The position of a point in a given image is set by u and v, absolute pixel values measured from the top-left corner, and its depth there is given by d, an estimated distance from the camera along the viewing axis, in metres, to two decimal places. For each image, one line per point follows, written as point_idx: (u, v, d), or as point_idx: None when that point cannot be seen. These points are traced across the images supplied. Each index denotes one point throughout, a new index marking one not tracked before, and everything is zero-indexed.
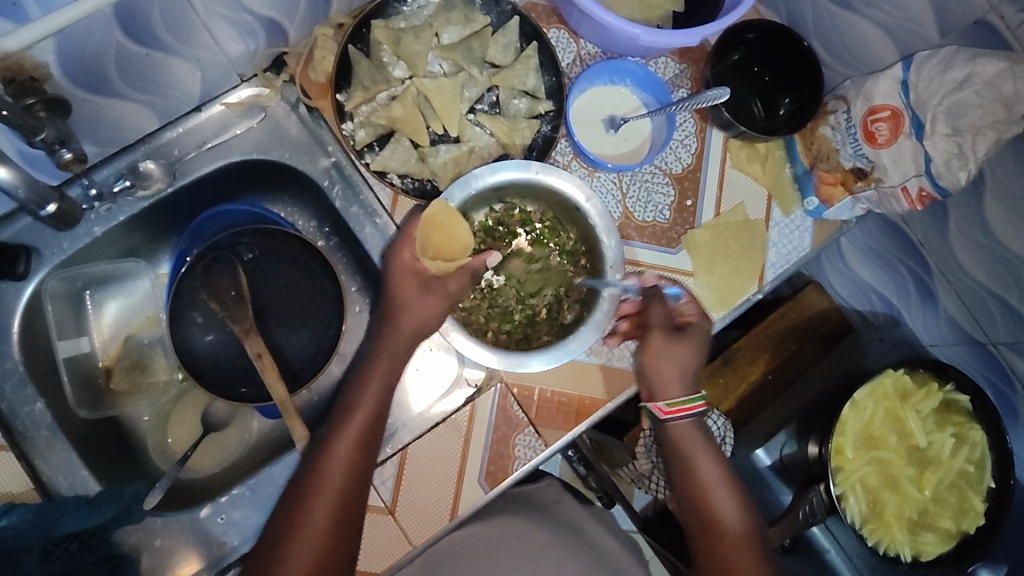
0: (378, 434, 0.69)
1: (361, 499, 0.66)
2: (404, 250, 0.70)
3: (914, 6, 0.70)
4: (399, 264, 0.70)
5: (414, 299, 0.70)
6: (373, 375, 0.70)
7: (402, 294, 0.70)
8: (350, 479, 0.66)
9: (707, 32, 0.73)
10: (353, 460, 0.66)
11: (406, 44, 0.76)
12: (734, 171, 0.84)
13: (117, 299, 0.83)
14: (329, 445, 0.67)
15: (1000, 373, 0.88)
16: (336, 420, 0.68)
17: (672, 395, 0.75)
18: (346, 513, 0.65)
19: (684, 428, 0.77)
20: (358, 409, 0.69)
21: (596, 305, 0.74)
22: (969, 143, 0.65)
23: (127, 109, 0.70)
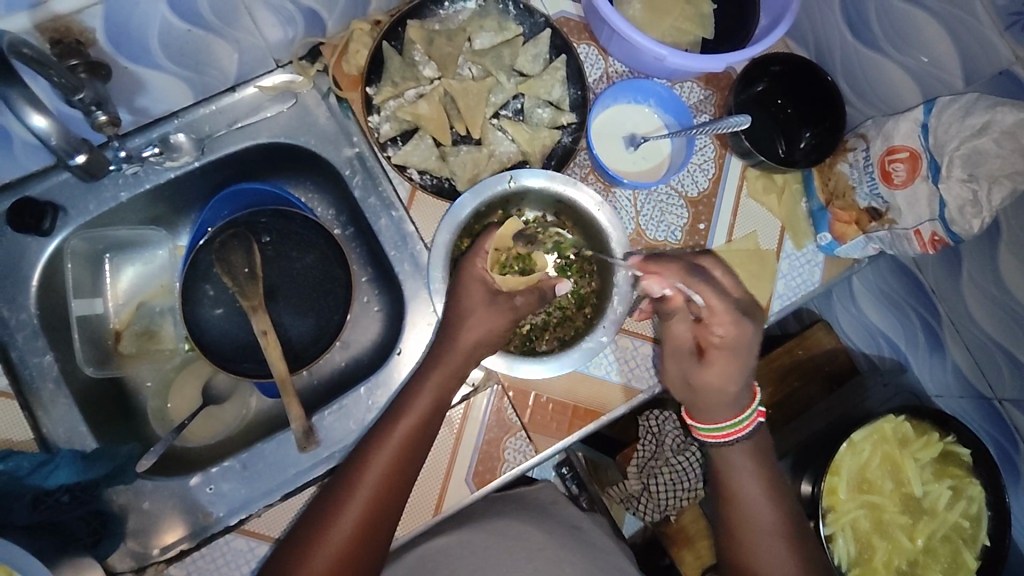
0: (430, 437, 0.69)
1: (399, 498, 0.66)
2: (476, 261, 0.73)
3: (940, 51, 0.70)
4: (469, 271, 0.72)
5: (479, 306, 0.72)
6: (432, 380, 0.70)
7: (469, 300, 0.72)
8: (395, 476, 0.66)
9: (733, 59, 0.74)
10: (401, 458, 0.67)
11: (438, 45, 0.79)
12: (749, 200, 0.84)
13: (134, 265, 0.85)
14: (380, 440, 0.67)
15: (1004, 431, 0.86)
16: (391, 415, 0.69)
17: (719, 418, 0.75)
18: (392, 494, 0.66)
19: (733, 454, 0.75)
20: (422, 396, 0.70)
21: (571, 348, 0.76)
22: (984, 190, 0.65)
23: (163, 82, 0.72)
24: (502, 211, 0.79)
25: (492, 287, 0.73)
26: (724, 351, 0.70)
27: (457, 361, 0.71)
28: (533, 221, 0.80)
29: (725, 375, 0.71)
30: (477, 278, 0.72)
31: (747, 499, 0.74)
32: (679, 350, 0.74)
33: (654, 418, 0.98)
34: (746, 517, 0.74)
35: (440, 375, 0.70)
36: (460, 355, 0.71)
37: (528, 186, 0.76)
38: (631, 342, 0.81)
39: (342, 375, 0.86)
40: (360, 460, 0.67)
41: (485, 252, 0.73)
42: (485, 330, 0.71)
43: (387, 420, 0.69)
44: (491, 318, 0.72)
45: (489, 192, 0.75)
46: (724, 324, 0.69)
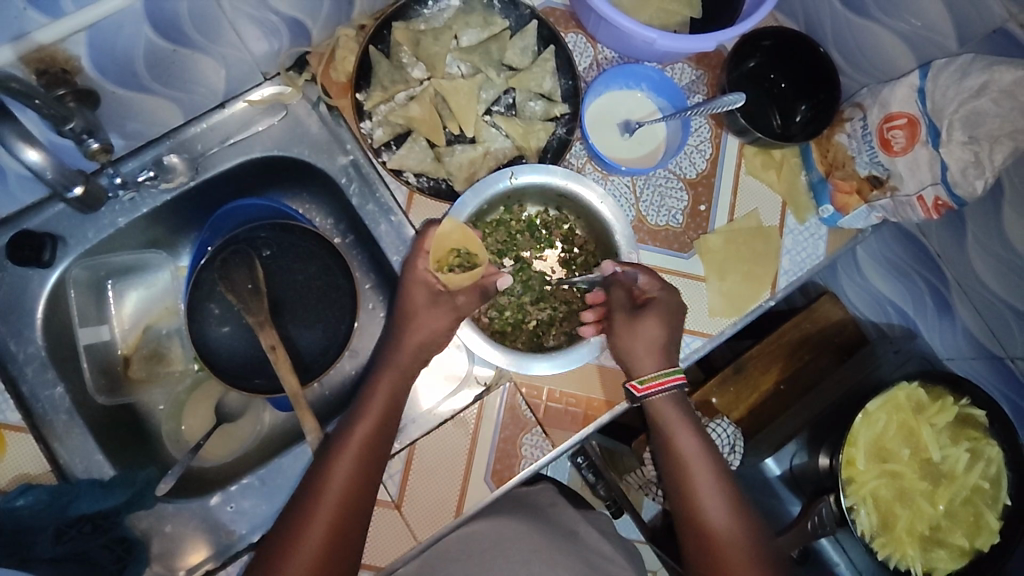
0: (388, 440, 0.69)
1: (366, 501, 0.65)
2: (417, 263, 0.72)
3: (932, 14, 0.70)
4: (414, 274, 0.72)
5: (422, 308, 0.72)
6: (385, 383, 0.71)
7: (411, 303, 0.72)
8: (357, 481, 0.65)
9: (724, 36, 0.73)
10: (362, 463, 0.66)
11: (425, 45, 0.78)
12: (749, 178, 0.84)
13: (138, 289, 0.85)
14: (338, 447, 0.66)
15: (1019, 389, 0.87)
16: (347, 422, 0.69)
17: (647, 369, 0.73)
18: (357, 498, 0.65)
19: (662, 406, 0.73)
20: (375, 396, 0.70)
21: (581, 344, 0.74)
22: (986, 151, 0.64)
23: (152, 104, 0.72)
24: (505, 208, 0.78)
25: (435, 288, 0.72)
26: (656, 303, 0.73)
27: (405, 361, 0.72)
28: (535, 216, 0.80)
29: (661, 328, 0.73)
30: (421, 281, 0.72)
31: (691, 461, 0.72)
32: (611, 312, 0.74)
33: None
34: (691, 480, 0.72)
35: (391, 375, 0.71)
36: (405, 352, 0.72)
37: (528, 182, 0.75)
38: None
39: (353, 384, 0.86)
40: (320, 471, 0.66)
41: (425, 252, 0.72)
42: (429, 331, 0.71)
43: (345, 428, 0.68)
44: (435, 318, 0.72)
45: (491, 189, 0.74)
46: (656, 285, 0.74)
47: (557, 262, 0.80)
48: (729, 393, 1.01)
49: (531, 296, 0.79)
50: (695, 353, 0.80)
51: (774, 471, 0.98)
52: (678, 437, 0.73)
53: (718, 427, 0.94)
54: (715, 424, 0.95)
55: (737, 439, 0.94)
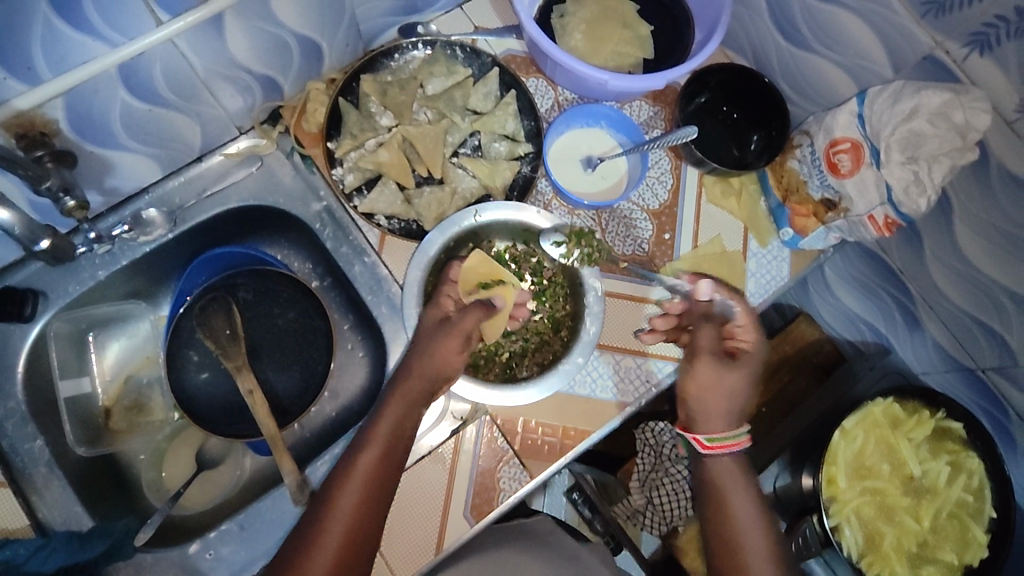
0: (394, 471, 0.68)
1: (373, 531, 0.65)
2: (444, 288, 0.75)
3: (863, 43, 0.73)
4: (435, 298, 0.74)
5: (432, 333, 0.72)
6: (391, 411, 0.70)
7: (424, 328, 0.73)
8: (362, 512, 0.65)
9: (673, 75, 0.77)
10: (366, 492, 0.65)
11: (392, 95, 0.83)
12: (709, 206, 0.87)
13: (119, 339, 0.86)
14: (344, 476, 0.66)
15: (992, 400, 0.89)
16: (353, 451, 0.68)
17: (715, 430, 0.73)
18: (364, 528, 0.64)
19: (723, 464, 0.73)
20: (382, 425, 0.69)
21: (550, 371, 0.77)
22: (925, 170, 0.67)
23: (131, 160, 0.75)
24: (474, 244, 0.81)
25: (447, 315, 0.73)
26: (750, 354, 0.74)
27: (415, 388, 0.70)
28: (504, 251, 0.82)
29: (732, 383, 0.73)
30: (437, 306, 0.74)
31: (750, 538, 0.69)
32: (699, 351, 0.75)
33: (650, 429, 1.00)
34: (736, 538, 0.69)
35: (399, 403, 0.70)
36: (417, 378, 0.70)
37: (493, 218, 0.78)
38: (613, 356, 0.82)
39: (334, 424, 0.88)
40: (324, 502, 0.65)
41: (453, 280, 0.76)
42: (437, 357, 0.70)
43: (349, 458, 0.68)
44: (447, 346, 0.70)
45: (455, 227, 0.78)
46: (750, 329, 0.75)
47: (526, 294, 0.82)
48: None
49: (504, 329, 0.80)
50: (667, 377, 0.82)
51: None
52: (737, 512, 0.70)
53: None
54: None
55: None
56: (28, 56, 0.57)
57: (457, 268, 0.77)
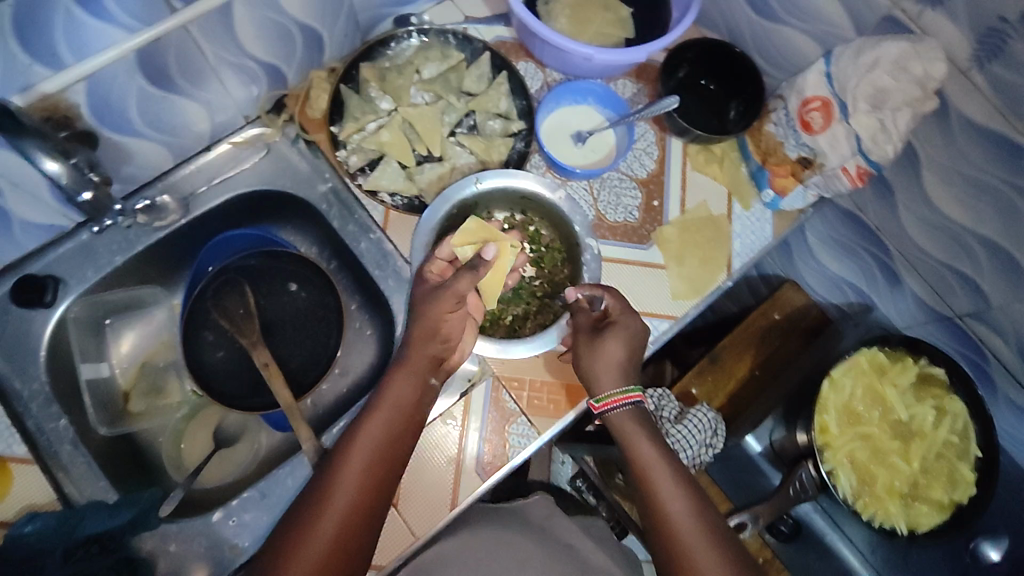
0: (399, 444, 0.69)
1: (378, 503, 0.66)
2: (430, 263, 0.76)
3: (828, 10, 0.79)
4: (424, 273, 0.76)
5: (426, 301, 0.73)
6: (395, 381, 0.71)
7: (418, 300, 0.74)
8: (368, 481, 0.66)
9: (653, 47, 0.82)
10: (372, 462, 0.66)
11: (390, 80, 0.87)
12: (694, 173, 0.92)
13: (135, 326, 0.90)
14: (346, 450, 0.67)
15: (971, 345, 0.94)
16: (356, 427, 0.69)
17: (606, 388, 0.74)
18: (369, 500, 0.65)
19: (623, 418, 0.73)
20: (384, 402, 0.70)
21: (551, 328, 0.81)
22: (889, 118, 0.72)
23: (146, 147, 0.79)
24: (476, 215, 0.85)
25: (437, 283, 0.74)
26: (619, 325, 0.76)
27: (416, 361, 0.72)
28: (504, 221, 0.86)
29: (618, 349, 0.74)
30: (429, 281, 0.75)
31: (662, 493, 0.68)
32: (576, 335, 0.78)
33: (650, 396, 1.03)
34: (652, 487, 0.69)
35: (404, 377, 0.71)
36: (421, 353, 0.72)
37: (492, 186, 0.82)
38: None
39: (346, 400, 0.91)
40: (327, 473, 0.66)
41: (439, 252, 0.76)
42: (430, 320, 0.71)
43: (352, 432, 0.69)
44: (441, 308, 0.71)
45: (457, 197, 0.82)
46: (620, 307, 0.77)
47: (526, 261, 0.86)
48: (708, 382, 1.07)
49: (508, 293, 0.85)
50: (662, 335, 0.86)
51: (755, 447, 1.09)
52: (647, 469, 0.70)
53: (700, 411, 1.00)
54: (697, 410, 1.01)
55: (718, 421, 1.00)
56: (51, 43, 0.61)
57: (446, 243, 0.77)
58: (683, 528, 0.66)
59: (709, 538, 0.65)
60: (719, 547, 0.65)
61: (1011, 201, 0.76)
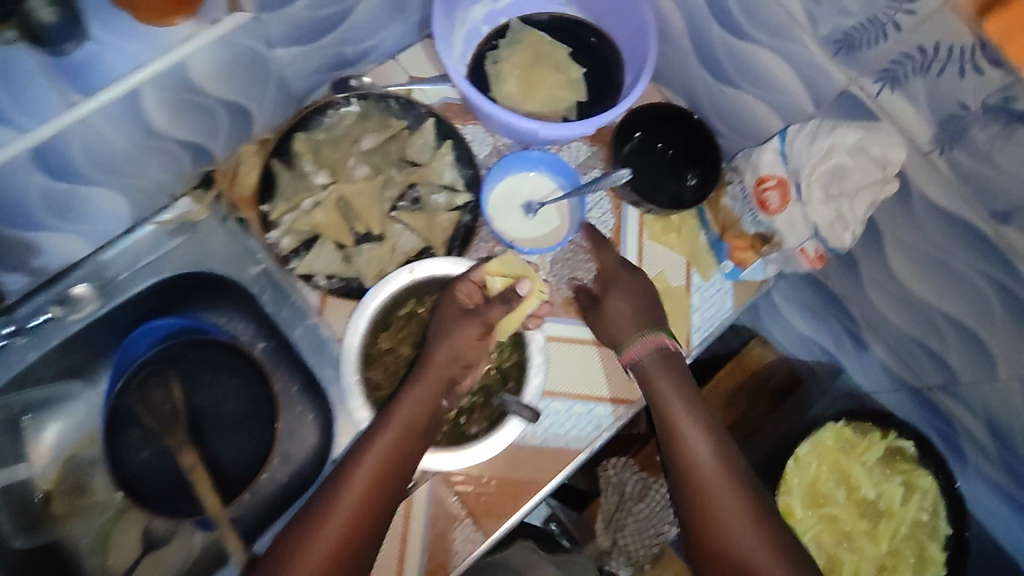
0: (413, 450, 0.69)
1: (386, 507, 0.66)
2: (460, 286, 0.75)
3: (784, 81, 0.75)
4: (450, 288, 0.76)
5: (453, 319, 0.74)
6: (410, 397, 0.70)
7: (444, 313, 0.74)
8: (371, 498, 0.66)
9: (603, 120, 0.77)
10: (375, 479, 0.66)
11: (326, 154, 0.82)
12: (652, 243, 0.88)
13: (59, 419, 0.83)
14: (361, 453, 0.67)
15: (940, 416, 0.92)
16: (373, 428, 0.69)
17: (626, 341, 0.77)
18: (376, 504, 0.66)
19: (669, 398, 0.73)
20: (399, 407, 0.69)
21: (501, 428, 0.76)
22: (847, 207, 0.70)
23: (56, 239, 0.73)
24: (415, 299, 0.78)
25: (468, 305, 0.75)
26: (613, 275, 0.81)
27: (431, 376, 0.71)
28: None
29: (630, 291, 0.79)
30: (453, 297, 0.75)
31: (680, 423, 0.72)
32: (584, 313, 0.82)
33: (612, 467, 1.01)
34: (700, 481, 0.69)
35: (422, 387, 0.71)
36: (434, 367, 0.72)
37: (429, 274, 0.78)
38: (563, 403, 0.82)
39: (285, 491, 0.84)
40: (335, 486, 0.66)
41: (471, 280, 0.75)
42: (451, 348, 0.72)
43: (368, 434, 0.69)
44: (462, 333, 0.73)
45: (393, 289, 0.77)
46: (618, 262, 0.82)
47: None
48: None
49: None
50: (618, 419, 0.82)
51: None
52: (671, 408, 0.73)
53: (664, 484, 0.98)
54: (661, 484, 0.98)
55: None
56: None
57: (478, 268, 0.76)
58: (723, 505, 0.67)
59: (754, 517, 0.67)
60: (756, 513, 0.68)
61: (978, 287, 0.73)
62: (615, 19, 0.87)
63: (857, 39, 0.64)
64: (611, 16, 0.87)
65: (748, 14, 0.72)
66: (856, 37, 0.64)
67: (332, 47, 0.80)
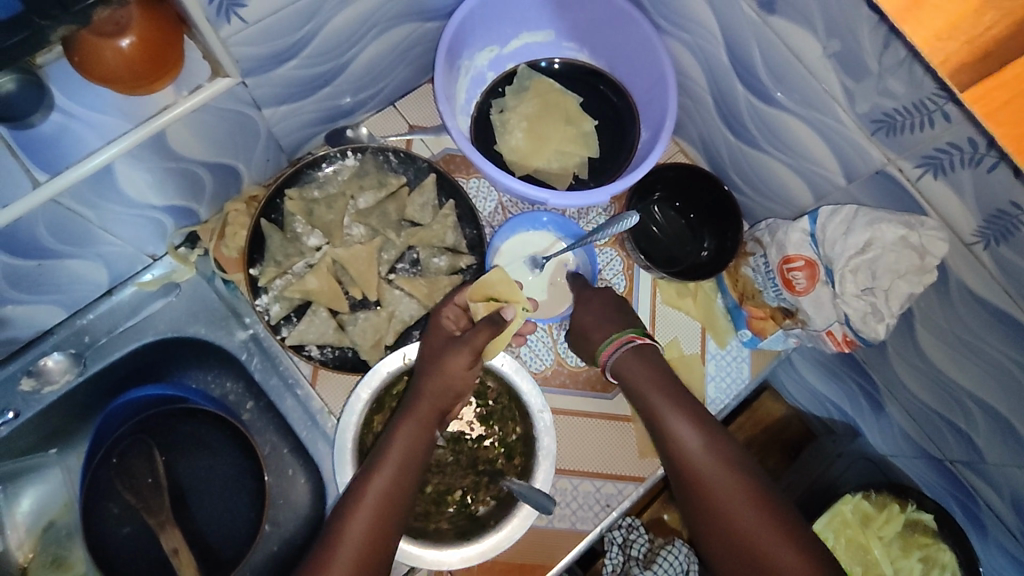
0: (408, 493, 0.65)
1: (385, 554, 0.63)
2: (444, 309, 0.71)
3: (813, 151, 0.69)
4: (438, 318, 0.70)
5: (437, 349, 0.68)
6: (403, 431, 0.66)
7: (430, 346, 0.69)
8: (375, 536, 0.63)
9: (618, 187, 0.72)
10: (376, 522, 0.63)
11: (319, 214, 0.76)
12: (665, 308, 0.83)
13: (34, 489, 0.80)
14: (353, 504, 0.63)
15: (962, 489, 0.86)
16: (365, 472, 0.65)
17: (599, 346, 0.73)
18: (375, 554, 0.62)
19: (677, 422, 0.69)
20: (390, 450, 0.65)
21: (510, 514, 0.69)
22: (881, 301, 0.64)
23: (28, 309, 0.68)
24: (409, 375, 0.74)
25: (450, 335, 0.69)
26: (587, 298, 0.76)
27: (425, 410, 0.67)
28: None
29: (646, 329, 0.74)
30: (439, 326, 0.70)
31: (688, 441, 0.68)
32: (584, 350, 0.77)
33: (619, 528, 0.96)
34: (718, 502, 0.66)
35: (410, 426, 0.66)
36: (426, 403, 0.67)
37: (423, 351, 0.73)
38: (570, 481, 0.76)
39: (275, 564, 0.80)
40: (337, 523, 0.63)
41: (456, 303, 0.71)
42: (442, 376, 0.66)
43: (360, 480, 0.64)
44: (454, 361, 0.66)
45: (381, 374, 0.72)
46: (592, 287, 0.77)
47: (472, 418, 0.76)
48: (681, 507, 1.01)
49: (457, 462, 0.75)
50: (627, 500, 0.77)
51: None
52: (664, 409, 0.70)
53: (673, 550, 0.92)
54: (671, 547, 0.93)
55: (692, 561, 0.92)
56: None
57: (464, 290, 0.72)
58: (750, 527, 0.65)
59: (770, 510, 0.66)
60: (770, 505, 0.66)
61: (1012, 374, 0.67)
62: (630, 70, 0.82)
63: (898, 121, 0.59)
64: (625, 67, 0.82)
65: (775, 80, 0.67)
66: (898, 119, 0.59)
67: (328, 99, 0.75)
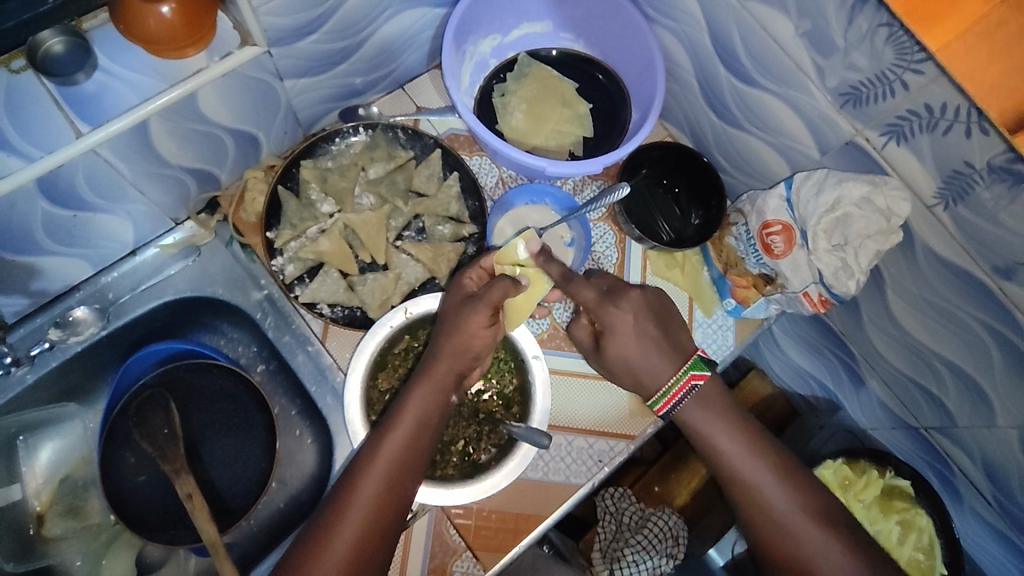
0: (418, 458, 0.66)
1: (394, 520, 0.63)
2: (467, 274, 0.74)
3: (789, 127, 0.75)
4: (458, 284, 0.74)
5: (454, 308, 0.72)
6: (419, 393, 0.68)
7: (447, 308, 0.73)
8: (386, 499, 0.63)
9: (609, 160, 0.78)
10: (387, 482, 0.63)
11: (332, 181, 0.82)
12: (654, 278, 0.88)
13: (52, 441, 0.83)
14: (365, 467, 0.64)
15: (937, 456, 0.91)
16: (376, 435, 0.66)
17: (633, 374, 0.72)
18: (383, 517, 0.63)
19: (693, 413, 0.69)
20: (404, 413, 0.67)
21: (510, 458, 0.76)
22: (852, 256, 0.71)
23: (60, 262, 0.73)
24: (410, 334, 0.78)
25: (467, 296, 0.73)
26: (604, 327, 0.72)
27: (440, 373, 0.69)
28: None
29: (636, 344, 0.69)
30: (459, 289, 0.73)
31: (755, 492, 0.66)
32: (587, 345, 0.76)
33: (610, 497, 1.00)
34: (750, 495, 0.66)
35: (427, 388, 0.68)
36: (445, 365, 0.69)
37: (422, 309, 0.78)
38: (564, 437, 0.81)
39: (283, 517, 0.83)
40: (347, 487, 0.64)
41: (483, 266, 0.75)
42: (463, 336, 0.69)
43: (371, 443, 0.66)
44: (471, 320, 0.69)
45: (385, 331, 0.77)
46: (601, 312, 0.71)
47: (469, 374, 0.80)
48: (671, 479, 1.04)
49: (459, 415, 0.79)
50: (618, 455, 0.81)
51: None
52: (733, 459, 0.67)
53: (662, 515, 0.97)
54: (659, 514, 0.97)
55: (681, 528, 0.96)
56: None
57: (490, 254, 0.75)
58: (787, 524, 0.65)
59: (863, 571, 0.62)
60: (843, 538, 0.64)
61: (977, 334, 0.72)
62: (621, 58, 0.89)
63: (864, 93, 0.65)
64: (618, 55, 0.89)
65: (754, 61, 0.73)
66: (863, 91, 0.65)
67: (343, 77, 0.81)
